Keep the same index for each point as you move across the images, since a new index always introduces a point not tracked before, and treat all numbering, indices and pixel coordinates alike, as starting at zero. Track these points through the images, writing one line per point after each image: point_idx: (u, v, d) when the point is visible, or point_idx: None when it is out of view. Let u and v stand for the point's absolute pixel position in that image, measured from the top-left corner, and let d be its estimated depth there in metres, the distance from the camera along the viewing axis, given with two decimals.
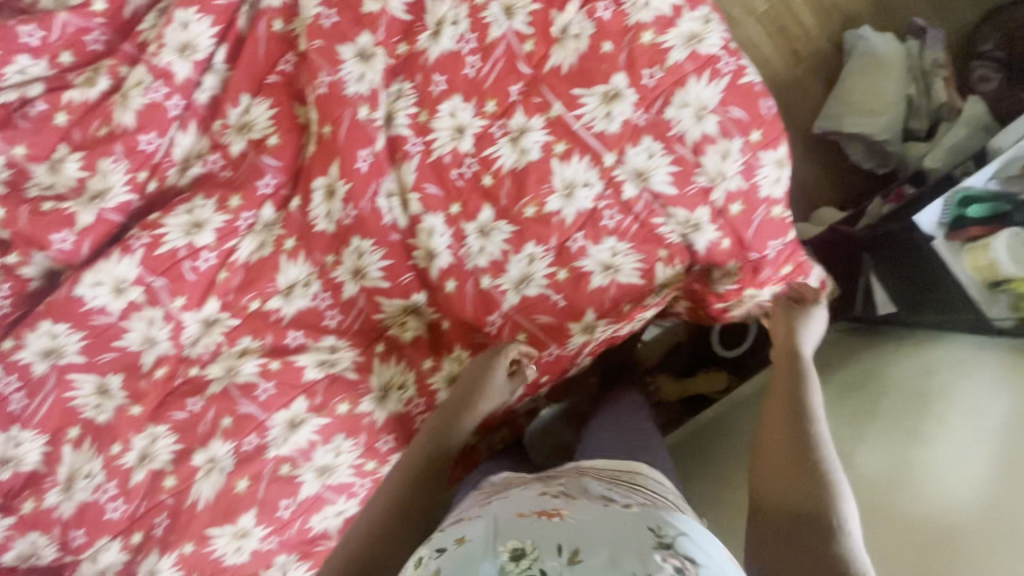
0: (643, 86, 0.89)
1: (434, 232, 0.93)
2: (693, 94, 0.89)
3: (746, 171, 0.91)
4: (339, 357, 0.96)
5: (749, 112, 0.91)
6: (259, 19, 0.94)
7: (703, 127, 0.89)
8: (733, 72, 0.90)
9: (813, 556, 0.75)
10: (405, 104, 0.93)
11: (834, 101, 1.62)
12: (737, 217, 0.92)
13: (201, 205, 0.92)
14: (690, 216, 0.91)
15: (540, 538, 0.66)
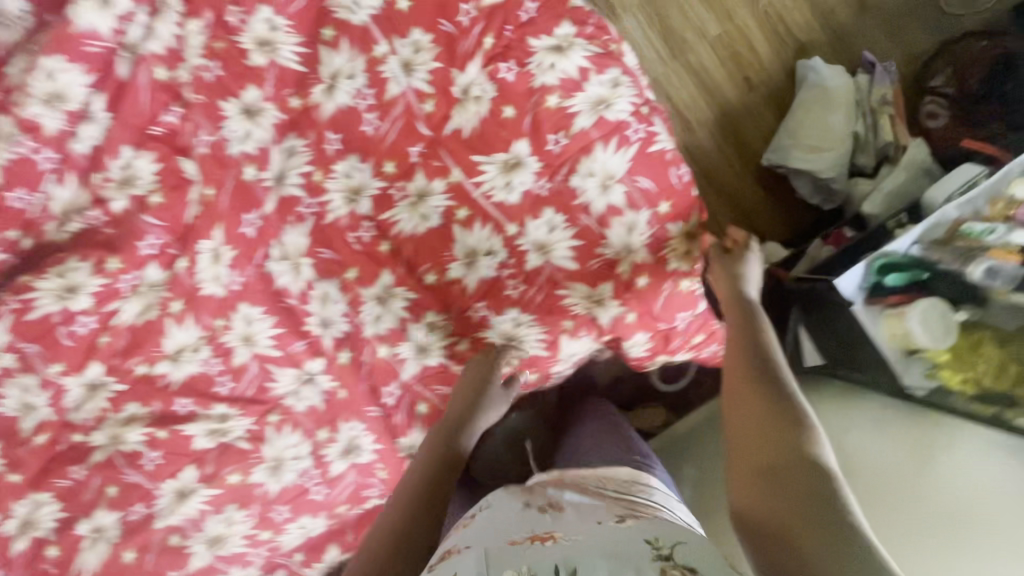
0: (548, 152, 0.85)
1: (328, 299, 0.89)
2: (600, 163, 0.85)
3: (652, 244, 0.88)
4: (231, 426, 0.92)
5: (658, 183, 0.87)
6: (140, 65, 0.85)
7: (608, 198, 0.86)
8: (641, 140, 0.86)
9: (813, 533, 0.56)
10: (297, 163, 0.87)
11: (783, 135, 1.56)
12: (643, 290, 0.89)
13: (75, 268, 0.87)
14: (592, 292, 0.88)
15: (535, 563, 0.59)
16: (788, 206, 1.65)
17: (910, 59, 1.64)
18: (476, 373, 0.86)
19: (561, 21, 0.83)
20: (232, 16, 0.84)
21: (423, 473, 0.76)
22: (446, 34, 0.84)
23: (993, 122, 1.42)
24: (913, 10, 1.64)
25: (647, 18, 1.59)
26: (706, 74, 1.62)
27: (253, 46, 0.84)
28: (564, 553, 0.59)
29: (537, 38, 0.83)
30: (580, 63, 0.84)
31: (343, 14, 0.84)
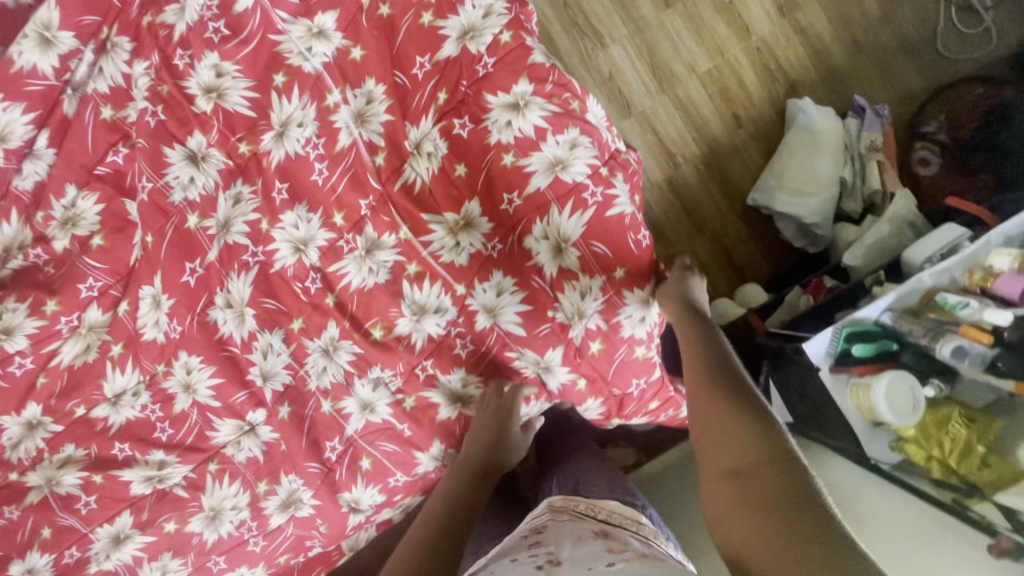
0: (501, 212, 0.83)
1: (270, 351, 0.87)
2: (555, 225, 0.82)
3: (606, 311, 0.84)
4: (168, 473, 0.89)
5: (614, 248, 0.83)
6: (86, 104, 0.85)
7: (561, 262, 0.83)
8: (599, 204, 0.81)
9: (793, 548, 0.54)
10: (243, 210, 0.84)
11: (770, 175, 1.52)
12: (596, 356, 0.85)
13: (13, 310, 0.86)
14: (540, 359, 0.85)
15: None
16: (772, 247, 1.60)
17: (904, 101, 1.61)
18: (486, 409, 0.86)
19: (519, 78, 0.80)
20: (179, 60, 0.82)
21: (439, 519, 0.77)
22: (399, 88, 0.82)
23: (975, 164, 1.38)
24: (909, 52, 1.62)
25: (636, 50, 1.58)
26: (693, 109, 1.59)
27: (201, 92, 0.82)
28: None
29: (494, 94, 0.80)
30: (536, 122, 0.80)
31: (294, 60, 0.81)
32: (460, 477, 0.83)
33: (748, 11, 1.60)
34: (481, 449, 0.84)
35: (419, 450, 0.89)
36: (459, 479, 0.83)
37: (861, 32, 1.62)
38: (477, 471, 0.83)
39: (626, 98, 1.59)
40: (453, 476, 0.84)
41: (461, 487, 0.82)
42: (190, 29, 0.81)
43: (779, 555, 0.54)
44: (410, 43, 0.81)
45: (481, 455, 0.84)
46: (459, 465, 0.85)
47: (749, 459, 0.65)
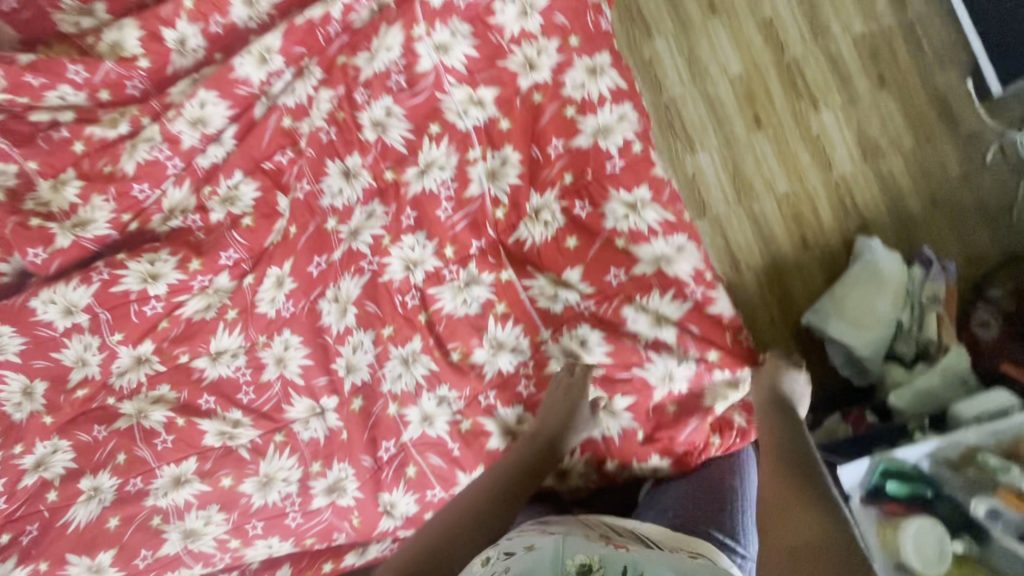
0: (606, 282, 0.95)
1: (360, 348, 0.98)
2: (650, 302, 0.93)
3: (694, 380, 0.92)
4: (239, 432, 0.99)
5: (708, 335, 0.93)
6: (273, 112, 1.02)
7: (658, 332, 0.92)
8: (698, 299, 0.93)
9: None
10: (372, 226, 0.99)
11: (826, 297, 1.58)
12: (671, 418, 0.93)
13: (163, 260, 1.00)
14: (605, 399, 0.93)
15: (605, 558, 0.65)
16: (819, 368, 1.64)
17: (972, 261, 1.68)
18: (551, 392, 0.91)
19: (640, 183, 0.95)
20: (360, 96, 0.99)
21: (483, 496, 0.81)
22: (531, 159, 0.97)
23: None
24: (984, 217, 1.70)
25: (720, 162, 1.77)
26: (764, 223, 1.73)
27: (369, 125, 0.99)
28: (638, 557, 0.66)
29: (616, 190, 0.95)
30: (653, 221, 0.95)
31: (451, 117, 0.98)
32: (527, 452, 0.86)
33: (833, 150, 1.75)
34: (547, 421, 0.88)
35: (461, 470, 0.95)
36: (524, 450, 0.87)
37: (939, 189, 1.72)
38: (542, 448, 0.87)
39: (703, 201, 1.77)
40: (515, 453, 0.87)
41: (521, 467, 0.85)
42: (376, 75, 0.99)
43: None
44: (550, 126, 0.96)
45: (545, 430, 0.87)
46: (527, 438, 0.88)
47: (803, 535, 0.67)
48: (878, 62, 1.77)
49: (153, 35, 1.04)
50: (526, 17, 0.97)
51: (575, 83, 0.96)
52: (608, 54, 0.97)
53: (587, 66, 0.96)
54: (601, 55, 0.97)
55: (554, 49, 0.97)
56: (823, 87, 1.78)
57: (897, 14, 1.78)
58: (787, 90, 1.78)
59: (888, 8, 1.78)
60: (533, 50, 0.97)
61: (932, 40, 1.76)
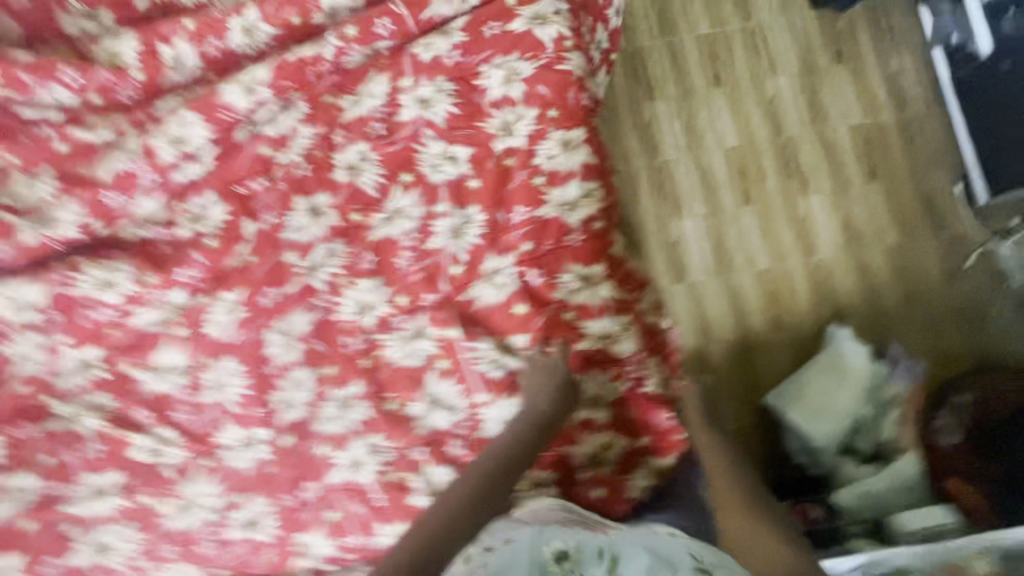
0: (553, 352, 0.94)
1: (299, 385, 0.98)
2: (589, 381, 0.96)
3: (621, 465, 0.96)
4: (167, 451, 0.98)
5: (642, 419, 0.97)
6: (253, 139, 1.03)
7: (592, 412, 0.97)
8: (634, 381, 0.97)
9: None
10: (332, 264, 1.00)
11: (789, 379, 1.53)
12: (597, 500, 0.95)
13: (122, 270, 1.01)
14: (533, 475, 0.94)
15: (581, 541, 0.76)
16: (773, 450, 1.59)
17: (941, 362, 1.67)
18: (535, 378, 0.92)
19: (597, 260, 0.98)
20: (339, 137, 1.01)
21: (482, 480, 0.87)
22: (495, 222, 0.97)
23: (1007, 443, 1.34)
24: (958, 319, 1.69)
25: (706, 230, 1.78)
26: (740, 297, 1.73)
27: (342, 167, 1.01)
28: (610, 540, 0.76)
29: (573, 264, 0.96)
30: (604, 297, 0.97)
31: (425, 169, 1.00)
32: (525, 433, 0.90)
33: (816, 234, 1.76)
34: (538, 403, 0.91)
35: (381, 522, 0.94)
36: (520, 433, 0.90)
37: (917, 286, 1.72)
38: (534, 428, 0.90)
39: (684, 267, 1.78)
40: (511, 436, 0.90)
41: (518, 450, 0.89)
42: (357, 118, 1.01)
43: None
44: (517, 193, 0.97)
45: (537, 413, 0.90)
46: (523, 421, 0.90)
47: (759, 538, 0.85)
48: (872, 154, 1.79)
49: (151, 50, 1.06)
50: (510, 83, 0.99)
51: (548, 154, 0.98)
52: (583, 130, 0.99)
53: (562, 139, 0.98)
54: (577, 131, 0.99)
55: (532, 118, 0.98)
56: (816, 171, 1.79)
57: (895, 110, 1.80)
58: (779, 169, 1.80)
59: (887, 103, 1.80)
60: (512, 117, 0.99)
61: (925, 140, 1.78)
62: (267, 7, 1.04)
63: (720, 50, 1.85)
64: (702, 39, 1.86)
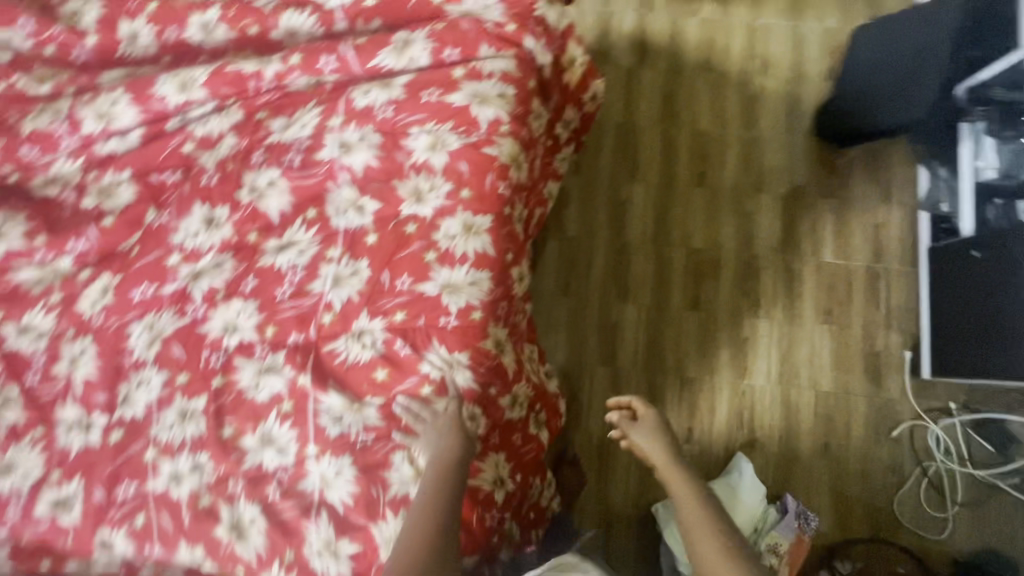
0: (394, 425, 0.94)
1: (146, 384, 0.99)
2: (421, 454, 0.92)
3: None
4: (5, 408, 1.00)
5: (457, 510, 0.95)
6: (180, 133, 1.05)
7: (411, 490, 0.91)
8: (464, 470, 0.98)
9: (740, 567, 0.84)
10: (214, 275, 1.00)
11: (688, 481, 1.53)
12: None
13: (15, 224, 1.03)
14: (333, 541, 0.91)
15: None
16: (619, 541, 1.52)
17: (839, 528, 1.55)
18: (438, 428, 0.90)
19: (463, 348, 0.95)
20: (257, 157, 1.02)
21: (432, 522, 0.82)
22: (378, 282, 0.97)
23: None
24: (868, 489, 1.58)
25: (646, 320, 1.71)
26: (659, 399, 1.64)
27: (249, 187, 1.01)
28: None
29: (438, 345, 0.95)
30: (459, 383, 0.95)
31: (329, 211, 1.00)
32: (444, 476, 0.86)
33: (754, 357, 1.67)
34: (451, 448, 0.88)
35: (182, 542, 0.94)
36: (441, 477, 0.86)
37: (837, 440, 1.61)
38: (451, 467, 0.87)
39: (613, 349, 1.69)
40: (431, 483, 0.85)
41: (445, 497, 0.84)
42: (280, 143, 1.02)
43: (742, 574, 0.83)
44: (406, 261, 0.97)
45: (453, 455, 0.87)
46: (435, 467, 0.87)
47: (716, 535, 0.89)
48: (834, 295, 1.71)
49: (109, 20, 1.08)
50: (434, 151, 0.99)
51: (448, 232, 0.97)
52: (491, 218, 0.98)
53: (466, 221, 0.98)
54: (483, 217, 0.98)
55: (444, 192, 0.98)
56: (772, 294, 1.72)
57: (870, 258, 1.73)
58: (736, 282, 1.73)
59: (864, 249, 1.73)
60: (426, 185, 0.99)
61: (893, 298, 1.69)
62: (228, 12, 1.06)
63: (713, 151, 1.82)
64: (698, 135, 1.84)
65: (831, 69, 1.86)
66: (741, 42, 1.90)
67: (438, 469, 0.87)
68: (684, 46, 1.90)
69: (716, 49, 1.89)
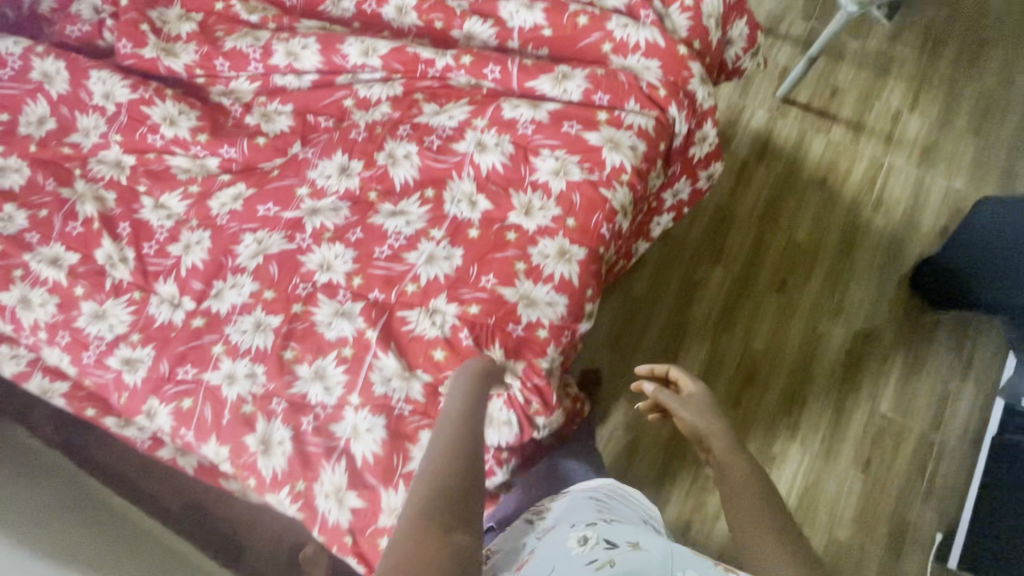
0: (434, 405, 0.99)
1: (238, 288, 1.08)
2: None
3: None
4: (118, 266, 1.11)
5: None
6: (346, 89, 1.18)
7: None
8: None
9: (763, 515, 0.85)
10: (329, 216, 1.10)
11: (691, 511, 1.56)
12: (375, 547, 0.95)
13: (185, 117, 1.17)
14: (342, 489, 0.95)
15: (616, 535, 0.80)
16: None
17: None
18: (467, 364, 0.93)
19: (519, 359, 1.00)
20: (402, 131, 1.13)
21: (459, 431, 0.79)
22: (465, 273, 1.04)
23: None
24: None
25: None
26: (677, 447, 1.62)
27: (386, 152, 1.11)
28: (633, 548, 0.76)
29: (499, 347, 1.00)
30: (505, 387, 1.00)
31: (446, 195, 1.09)
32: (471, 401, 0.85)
33: (781, 465, 1.64)
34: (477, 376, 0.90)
35: (213, 437, 1.02)
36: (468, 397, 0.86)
37: None
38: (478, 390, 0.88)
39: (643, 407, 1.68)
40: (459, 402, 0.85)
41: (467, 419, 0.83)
42: (426, 126, 1.12)
43: (764, 516, 0.84)
44: (497, 263, 1.03)
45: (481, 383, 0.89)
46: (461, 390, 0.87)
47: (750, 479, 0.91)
48: (878, 447, 1.64)
49: None
50: (557, 176, 1.06)
51: (543, 251, 1.04)
52: (585, 252, 1.04)
53: (562, 247, 1.04)
54: (579, 249, 1.04)
55: (552, 215, 1.05)
56: (814, 424, 1.67)
57: (926, 427, 1.65)
58: (783, 395, 1.70)
59: (924, 415, 1.67)
60: (539, 203, 1.06)
61: (938, 476, 1.61)
62: (424, 3, 1.19)
63: (801, 266, 1.82)
64: (791, 245, 1.84)
65: (943, 228, 1.84)
66: (861, 174, 1.91)
67: (465, 391, 0.87)
68: (804, 159, 1.93)
69: (833, 172, 1.91)
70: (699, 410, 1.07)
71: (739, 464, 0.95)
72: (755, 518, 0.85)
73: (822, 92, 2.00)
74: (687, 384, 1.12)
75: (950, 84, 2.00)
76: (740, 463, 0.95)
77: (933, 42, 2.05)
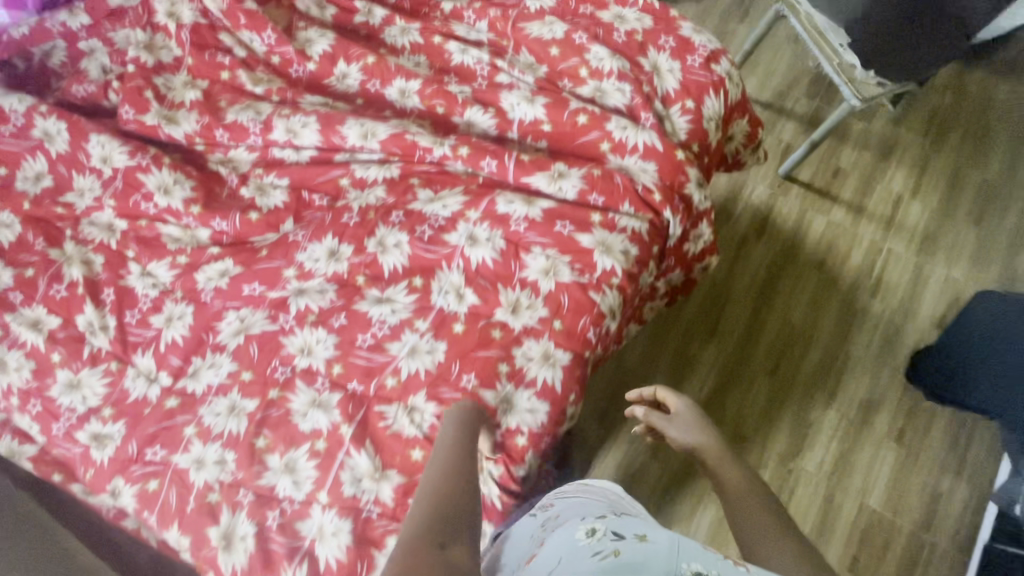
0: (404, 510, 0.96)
1: (216, 367, 1.07)
2: None
3: None
4: (98, 335, 1.10)
5: None
6: (343, 167, 1.18)
7: None
8: None
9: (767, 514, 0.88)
10: (314, 298, 1.09)
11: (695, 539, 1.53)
12: None
13: (180, 186, 1.17)
14: None
15: (624, 527, 0.76)
16: None
17: None
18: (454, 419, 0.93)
19: None
20: (394, 217, 1.12)
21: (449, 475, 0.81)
22: (446, 370, 1.02)
23: None
24: None
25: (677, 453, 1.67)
26: (668, 508, 1.58)
27: (377, 238, 1.11)
28: (642, 540, 0.72)
29: None
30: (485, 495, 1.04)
31: (434, 286, 1.08)
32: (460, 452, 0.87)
33: None
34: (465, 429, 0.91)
35: (175, 525, 0.99)
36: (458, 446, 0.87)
37: None
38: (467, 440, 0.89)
39: (630, 484, 1.62)
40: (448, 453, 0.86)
41: (462, 449, 0.86)
42: (419, 213, 1.12)
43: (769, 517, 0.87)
44: (479, 361, 1.01)
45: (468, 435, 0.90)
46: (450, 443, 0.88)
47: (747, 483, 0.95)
48: (867, 542, 1.60)
49: (331, 57, 1.25)
50: (546, 275, 1.05)
51: (527, 353, 1.02)
52: (570, 356, 1.02)
53: (546, 350, 1.02)
54: (564, 353, 1.02)
55: (539, 315, 1.03)
56: (803, 511, 1.63)
57: (916, 525, 1.61)
58: (773, 472, 1.67)
59: (915, 511, 1.62)
60: (526, 301, 1.04)
61: None
62: (427, 88, 1.20)
63: (796, 348, 1.80)
64: (786, 326, 1.82)
65: (941, 319, 1.81)
66: (860, 258, 1.90)
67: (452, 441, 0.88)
68: (804, 239, 1.92)
69: (832, 253, 1.91)
70: (690, 428, 1.06)
71: (734, 472, 0.97)
72: (762, 520, 0.87)
73: (824, 172, 2.01)
74: (671, 401, 1.10)
75: (953, 171, 2.00)
76: (734, 473, 0.97)
77: (937, 127, 2.06)
